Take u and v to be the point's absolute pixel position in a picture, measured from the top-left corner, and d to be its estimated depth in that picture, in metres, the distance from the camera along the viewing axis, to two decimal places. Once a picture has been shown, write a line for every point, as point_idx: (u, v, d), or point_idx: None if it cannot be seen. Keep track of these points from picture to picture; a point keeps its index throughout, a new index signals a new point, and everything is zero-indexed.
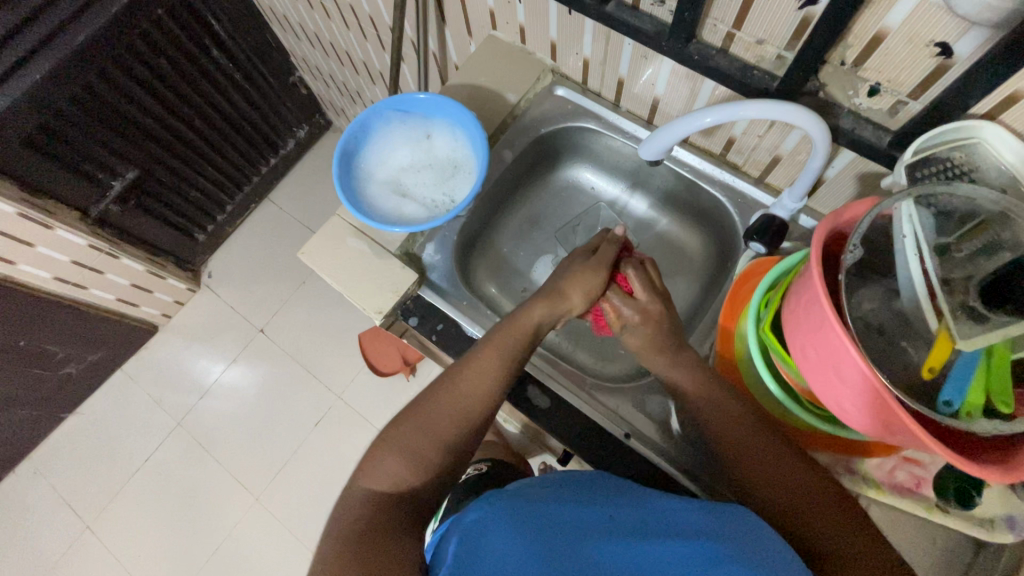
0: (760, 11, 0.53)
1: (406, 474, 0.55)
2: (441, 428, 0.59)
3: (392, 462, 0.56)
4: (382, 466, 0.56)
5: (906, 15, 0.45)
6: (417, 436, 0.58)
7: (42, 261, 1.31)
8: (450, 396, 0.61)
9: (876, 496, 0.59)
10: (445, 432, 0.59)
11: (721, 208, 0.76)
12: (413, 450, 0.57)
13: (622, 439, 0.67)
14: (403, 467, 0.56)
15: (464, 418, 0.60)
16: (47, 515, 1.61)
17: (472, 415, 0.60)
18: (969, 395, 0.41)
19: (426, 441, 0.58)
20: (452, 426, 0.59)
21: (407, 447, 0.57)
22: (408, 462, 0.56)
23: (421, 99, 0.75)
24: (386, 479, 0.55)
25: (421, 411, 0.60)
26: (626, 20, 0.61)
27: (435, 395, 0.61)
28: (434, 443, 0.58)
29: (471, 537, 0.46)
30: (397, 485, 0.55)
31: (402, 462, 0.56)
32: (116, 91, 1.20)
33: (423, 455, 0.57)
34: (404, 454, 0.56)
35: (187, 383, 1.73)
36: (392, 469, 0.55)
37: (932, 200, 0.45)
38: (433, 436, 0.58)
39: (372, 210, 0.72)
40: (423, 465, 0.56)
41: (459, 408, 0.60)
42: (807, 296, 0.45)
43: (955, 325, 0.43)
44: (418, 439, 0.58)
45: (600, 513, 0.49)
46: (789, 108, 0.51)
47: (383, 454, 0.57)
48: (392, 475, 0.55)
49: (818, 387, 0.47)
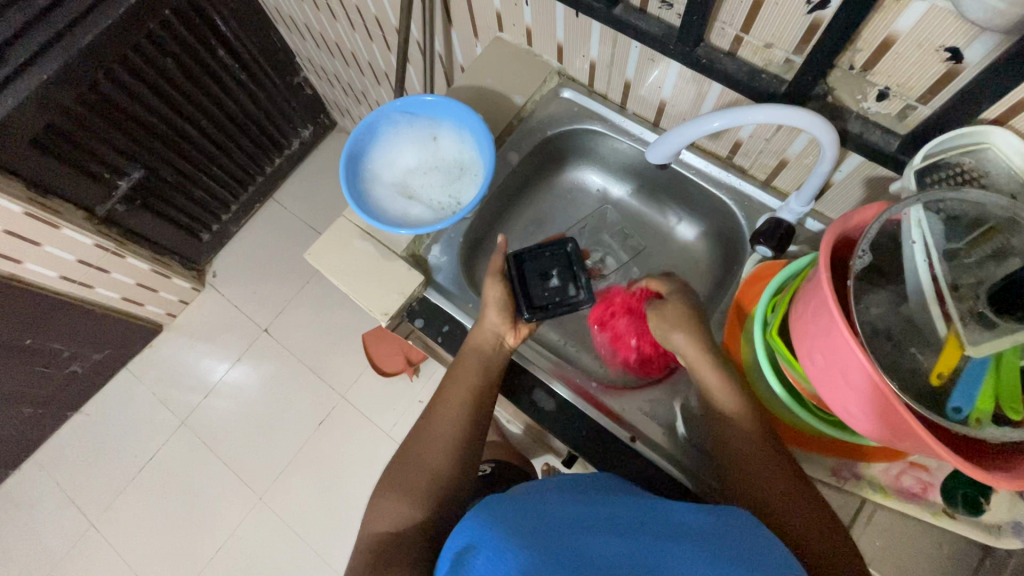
0: (768, 15, 0.53)
1: (404, 508, 0.57)
2: (431, 455, 0.62)
3: (392, 501, 0.58)
4: (383, 508, 0.58)
5: (916, 20, 0.44)
6: (409, 472, 0.60)
7: (49, 260, 1.32)
8: (436, 426, 0.63)
9: (882, 500, 0.59)
10: (435, 462, 0.61)
11: (728, 211, 0.76)
12: (407, 484, 0.59)
13: (627, 442, 0.67)
14: (401, 503, 0.58)
15: (449, 443, 0.62)
16: (51, 512, 1.62)
17: (453, 437, 0.63)
18: (978, 402, 0.41)
19: (417, 475, 0.60)
20: (441, 452, 0.62)
21: (403, 484, 0.59)
22: (406, 498, 0.58)
23: (428, 101, 0.75)
24: (388, 520, 0.57)
25: (412, 449, 0.63)
26: (633, 23, 0.61)
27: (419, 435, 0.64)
28: (424, 474, 0.60)
29: (469, 547, 0.45)
30: (399, 522, 0.56)
31: (400, 500, 0.58)
32: (123, 91, 1.20)
33: (415, 487, 0.59)
34: (400, 491, 0.59)
35: (192, 382, 1.74)
36: (393, 509, 0.57)
37: (941, 204, 0.45)
38: (425, 466, 0.61)
39: (378, 212, 0.72)
40: (417, 496, 0.58)
41: (448, 431, 0.63)
42: (815, 302, 0.45)
43: (964, 331, 0.43)
44: (411, 476, 0.60)
45: (595, 517, 0.48)
46: (798, 113, 0.50)
47: (384, 495, 0.59)
48: (392, 514, 0.57)
49: (826, 393, 0.47)
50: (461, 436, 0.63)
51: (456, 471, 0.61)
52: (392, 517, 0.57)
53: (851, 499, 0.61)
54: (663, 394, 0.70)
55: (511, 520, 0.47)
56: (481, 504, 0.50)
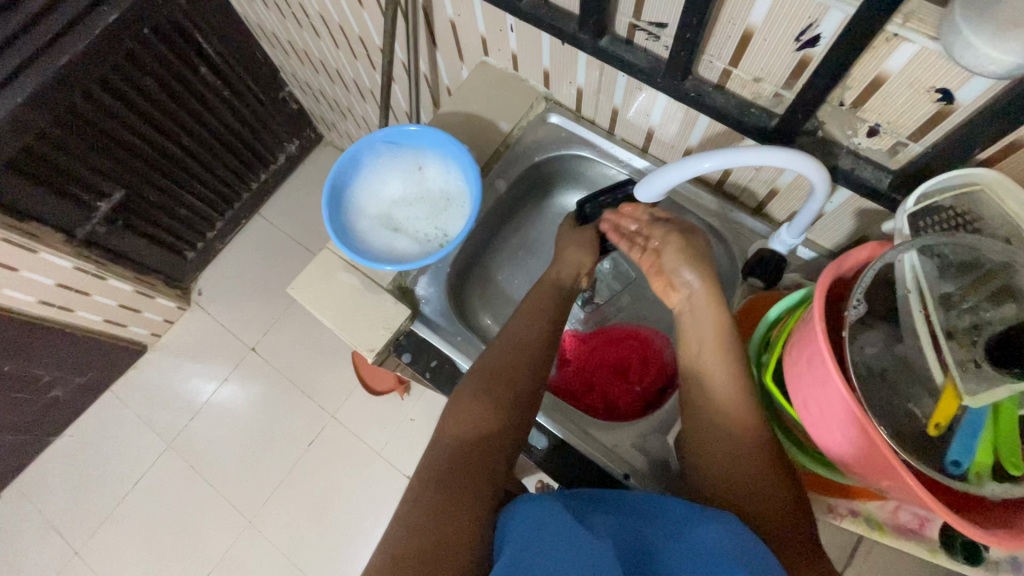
0: (757, 50, 0.52)
1: (483, 419, 0.58)
2: (516, 369, 0.62)
3: (473, 409, 0.58)
4: (459, 413, 0.59)
5: (907, 60, 0.44)
6: (493, 382, 0.60)
7: (27, 285, 1.29)
8: (523, 342, 0.64)
9: (879, 538, 0.58)
10: (520, 381, 0.61)
11: (719, 238, 0.75)
12: (491, 395, 0.59)
13: (620, 480, 0.66)
14: (485, 412, 0.58)
15: (534, 360, 0.63)
16: (33, 540, 1.57)
17: (538, 356, 0.63)
18: (977, 455, 0.40)
19: (506, 388, 0.60)
20: (529, 370, 0.62)
21: (487, 393, 0.60)
22: (490, 408, 0.59)
23: (412, 131, 0.73)
24: (467, 425, 0.58)
25: (491, 361, 0.63)
26: (620, 55, 0.60)
27: (498, 351, 0.63)
28: (510, 388, 0.60)
29: (521, 545, 0.47)
30: (478, 431, 0.57)
31: (485, 408, 0.59)
32: (103, 111, 1.18)
33: (502, 401, 0.59)
34: (484, 399, 0.59)
35: (178, 403, 1.70)
36: (473, 414, 0.58)
37: (935, 250, 0.44)
38: (513, 384, 0.61)
39: (363, 247, 0.70)
40: (501, 412, 0.59)
41: (535, 348, 0.64)
42: (809, 351, 0.44)
43: (961, 380, 0.41)
44: (495, 384, 0.60)
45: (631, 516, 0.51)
46: (789, 154, 0.49)
47: (463, 399, 0.60)
48: (475, 419, 0.58)
49: (821, 440, 0.46)
50: (541, 354, 0.64)
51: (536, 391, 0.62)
52: (476, 420, 0.58)
53: (847, 536, 0.60)
54: (656, 427, 0.68)
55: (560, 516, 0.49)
56: (526, 494, 0.53)
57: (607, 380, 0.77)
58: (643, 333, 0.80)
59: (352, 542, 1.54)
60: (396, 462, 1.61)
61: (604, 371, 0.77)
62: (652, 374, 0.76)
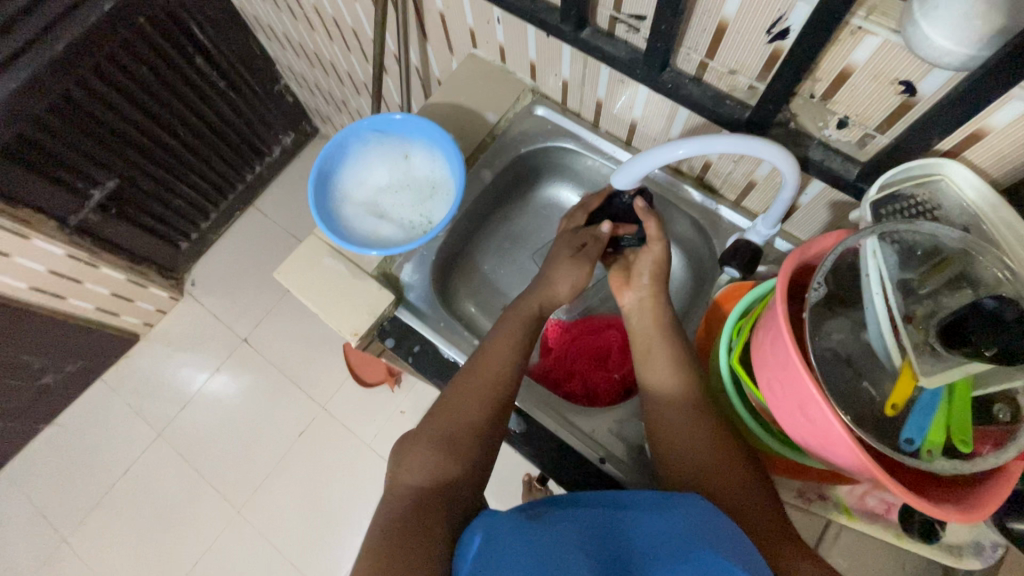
0: (731, 42, 0.53)
1: (442, 464, 0.56)
2: (472, 404, 0.60)
3: (430, 455, 0.56)
4: (417, 460, 0.56)
5: (871, 53, 0.45)
6: (450, 427, 0.59)
7: (18, 271, 1.29)
8: (480, 375, 0.62)
9: (847, 522, 0.60)
10: (479, 422, 0.59)
11: (699, 230, 0.76)
12: (449, 438, 0.58)
13: (597, 464, 0.66)
14: (442, 458, 0.56)
15: (493, 395, 0.61)
16: (23, 527, 1.58)
17: (498, 392, 0.61)
18: (930, 433, 0.42)
19: (459, 428, 0.59)
20: (484, 406, 0.60)
21: (445, 438, 0.58)
22: (447, 454, 0.56)
23: (398, 119, 0.74)
24: (425, 473, 0.55)
25: (449, 402, 0.61)
26: (600, 47, 0.61)
27: (454, 395, 0.62)
28: (468, 430, 0.59)
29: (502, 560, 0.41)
30: (435, 478, 0.55)
31: (440, 453, 0.57)
32: (97, 100, 1.19)
33: (458, 442, 0.58)
34: (440, 445, 0.57)
35: (169, 392, 1.71)
36: (432, 460, 0.56)
37: (895, 236, 0.45)
38: (468, 422, 0.59)
39: (348, 232, 0.72)
40: (459, 457, 0.57)
41: (490, 379, 0.62)
42: (772, 333, 0.45)
43: (917, 362, 0.43)
44: (454, 427, 0.59)
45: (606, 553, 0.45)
46: (760, 143, 0.51)
47: (418, 447, 0.57)
48: (429, 466, 0.55)
49: (785, 420, 0.47)
50: (506, 391, 0.62)
51: (495, 432, 0.60)
52: (429, 467, 0.55)
53: (815, 521, 0.62)
54: (633, 413, 0.69)
55: (517, 533, 0.44)
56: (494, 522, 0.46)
57: (588, 374, 0.77)
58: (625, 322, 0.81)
59: (341, 532, 1.55)
60: (385, 453, 1.62)
61: (586, 364, 0.78)
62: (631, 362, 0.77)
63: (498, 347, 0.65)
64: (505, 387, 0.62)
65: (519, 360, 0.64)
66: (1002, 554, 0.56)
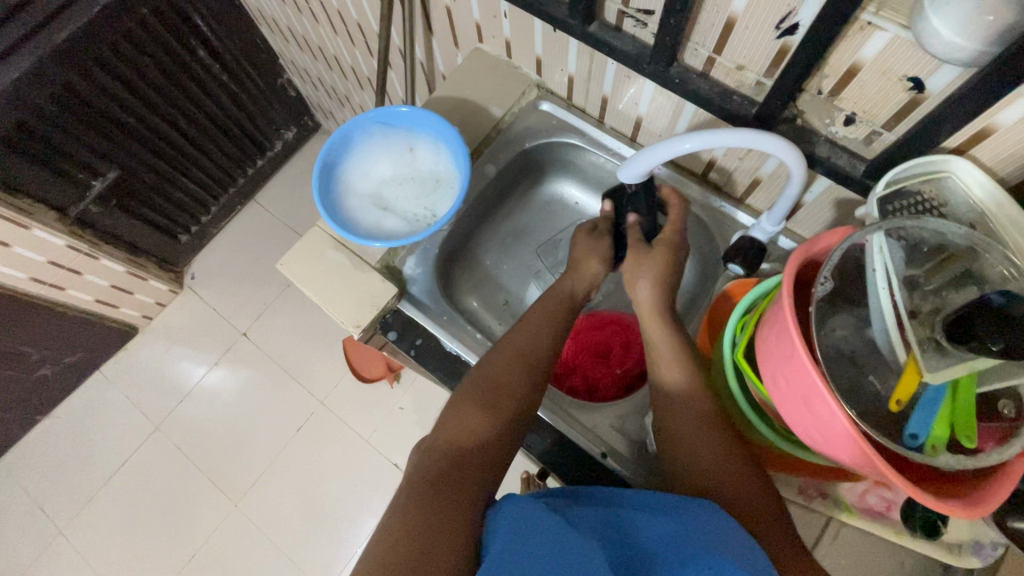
0: (739, 38, 0.54)
1: (479, 425, 0.56)
2: (509, 371, 0.61)
3: (469, 415, 0.57)
4: (458, 419, 0.57)
5: (880, 49, 0.45)
6: (487, 390, 0.59)
7: (18, 261, 1.28)
8: (517, 346, 0.63)
9: (847, 519, 0.60)
10: (522, 390, 0.60)
11: (703, 228, 0.76)
12: (490, 402, 0.58)
13: (598, 459, 0.66)
14: (480, 419, 0.57)
15: (530, 364, 0.62)
16: (19, 518, 1.57)
17: (534, 361, 0.62)
18: (934, 428, 0.42)
19: (498, 391, 0.59)
20: (523, 373, 0.61)
21: (485, 401, 0.58)
22: (488, 416, 0.57)
23: (403, 112, 0.74)
24: (462, 432, 0.55)
25: (488, 367, 0.62)
26: (608, 41, 0.61)
27: (495, 363, 0.62)
28: (511, 397, 0.59)
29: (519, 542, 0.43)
30: (474, 438, 0.55)
31: (479, 414, 0.57)
32: (99, 91, 1.19)
33: (498, 405, 0.58)
34: (482, 407, 0.57)
35: (168, 385, 1.71)
36: (469, 420, 0.56)
37: (901, 232, 0.46)
38: (506, 387, 0.60)
39: (351, 223, 0.71)
40: (499, 421, 0.57)
41: (525, 350, 0.63)
42: (778, 327, 0.45)
43: (922, 358, 0.43)
44: (495, 392, 0.59)
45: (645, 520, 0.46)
46: (766, 138, 0.51)
47: (458, 407, 0.58)
48: (467, 425, 0.56)
49: (790, 416, 0.47)
50: (542, 361, 0.63)
51: (534, 399, 0.60)
52: (469, 426, 0.56)
53: (815, 518, 0.62)
54: (634, 409, 0.69)
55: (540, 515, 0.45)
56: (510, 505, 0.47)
57: (589, 370, 0.77)
58: (627, 320, 0.81)
59: (339, 527, 1.55)
60: (383, 449, 1.62)
61: (589, 361, 0.78)
62: (633, 359, 0.77)
63: (538, 323, 0.66)
64: (540, 356, 0.63)
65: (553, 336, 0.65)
66: (1002, 553, 0.56)
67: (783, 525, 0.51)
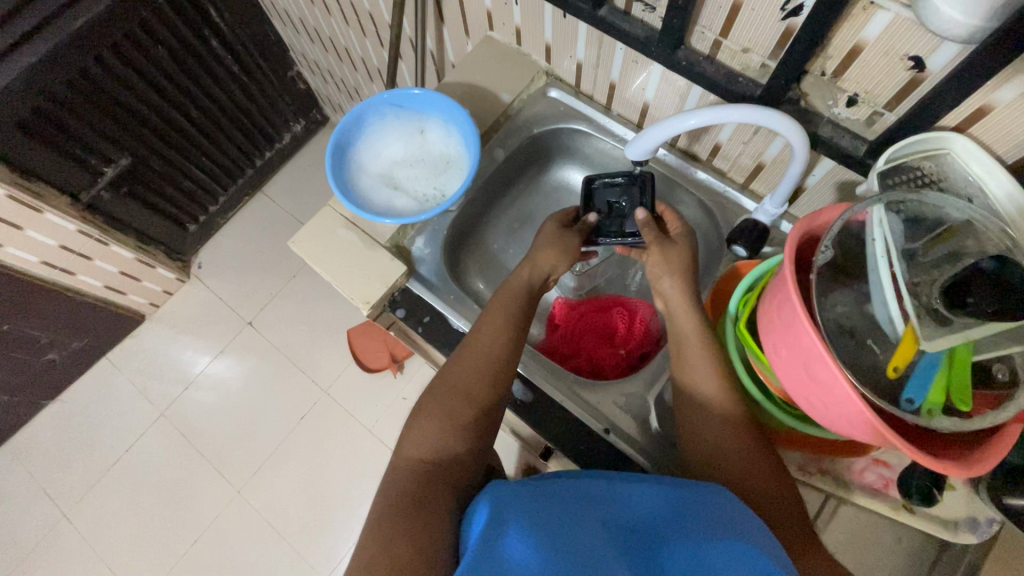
0: (745, 21, 0.55)
1: (445, 437, 0.57)
2: (471, 378, 0.61)
3: (432, 428, 0.57)
4: (418, 436, 0.57)
5: (882, 29, 0.47)
6: (450, 399, 0.59)
7: (30, 244, 1.30)
8: (478, 350, 0.63)
9: (845, 494, 0.61)
10: (476, 393, 0.60)
11: (707, 212, 0.78)
12: (450, 411, 0.59)
13: (602, 434, 0.68)
14: (444, 430, 0.57)
15: (493, 369, 0.62)
16: (23, 501, 1.59)
17: (495, 367, 0.62)
18: (930, 394, 0.43)
19: (460, 401, 0.59)
20: (484, 380, 0.61)
21: (446, 410, 0.59)
22: (449, 427, 0.57)
23: (415, 94, 0.76)
24: (428, 446, 0.56)
25: (449, 375, 0.62)
26: (617, 25, 0.63)
27: (452, 370, 0.62)
28: (466, 402, 0.59)
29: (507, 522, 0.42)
30: (438, 452, 0.56)
31: (443, 426, 0.58)
32: (114, 77, 1.21)
33: (460, 414, 0.59)
34: (443, 419, 0.58)
35: (173, 373, 1.72)
36: (434, 434, 0.57)
37: (901, 206, 0.47)
38: (468, 395, 0.60)
39: (363, 201, 0.73)
40: (460, 429, 0.58)
41: (486, 354, 0.63)
42: (779, 297, 0.47)
43: (919, 326, 0.44)
44: (453, 401, 0.59)
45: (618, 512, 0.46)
46: (769, 115, 0.52)
47: (421, 421, 0.59)
48: (432, 439, 0.57)
49: (791, 384, 0.48)
50: (504, 364, 0.63)
51: (498, 403, 0.61)
52: (431, 441, 0.56)
53: (815, 495, 0.63)
54: (637, 387, 0.71)
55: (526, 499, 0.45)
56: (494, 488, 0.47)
57: (594, 353, 0.78)
58: (632, 302, 0.82)
59: (340, 516, 1.55)
60: (385, 439, 1.63)
61: (596, 345, 0.79)
62: (637, 340, 0.78)
63: (500, 323, 0.65)
64: (502, 360, 0.63)
65: (514, 337, 0.65)
66: (997, 529, 0.56)
67: (788, 504, 0.52)
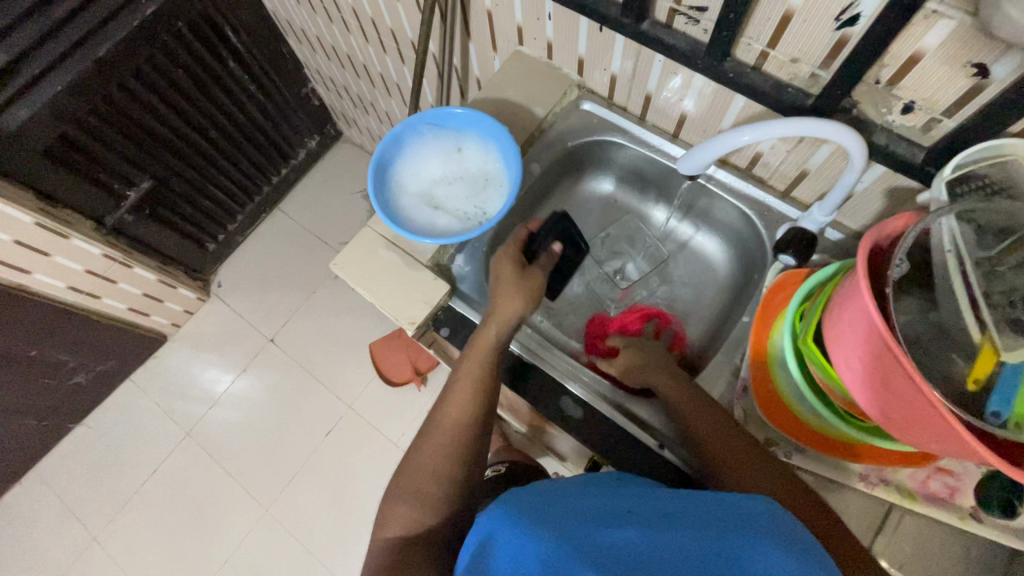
0: (796, 32, 0.55)
1: (418, 515, 0.58)
2: (441, 449, 0.61)
3: (406, 508, 0.58)
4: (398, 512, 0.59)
5: (945, 37, 0.46)
6: (418, 479, 0.60)
7: (57, 271, 1.31)
8: (444, 420, 0.63)
9: (909, 505, 0.60)
10: (445, 465, 0.61)
11: (748, 220, 0.77)
12: (436, 473, 0.60)
13: (656, 449, 0.67)
14: (413, 510, 0.58)
15: (461, 432, 0.62)
16: (52, 524, 1.59)
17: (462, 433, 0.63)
18: (1018, 406, 0.41)
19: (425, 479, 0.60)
20: (452, 443, 0.62)
21: (415, 490, 0.59)
22: (438, 489, 0.59)
23: (456, 113, 0.76)
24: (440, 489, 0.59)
25: (424, 449, 0.62)
26: (660, 38, 0.62)
27: (426, 438, 0.63)
28: (433, 476, 0.60)
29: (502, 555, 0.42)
30: (410, 528, 0.57)
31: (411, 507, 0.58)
32: (134, 101, 1.21)
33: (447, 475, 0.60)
34: (438, 477, 0.60)
35: (196, 392, 1.73)
36: (406, 514, 0.58)
37: (972, 215, 0.48)
38: (435, 468, 0.60)
39: (406, 221, 0.73)
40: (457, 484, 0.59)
41: (454, 420, 0.63)
42: (851, 309, 0.46)
43: (1000, 337, 0.44)
44: (421, 481, 0.60)
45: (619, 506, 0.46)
46: (825, 124, 0.52)
47: (414, 480, 0.60)
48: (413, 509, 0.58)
49: (865, 396, 0.47)
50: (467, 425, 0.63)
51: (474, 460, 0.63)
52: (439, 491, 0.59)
53: (876, 506, 0.62)
54: None
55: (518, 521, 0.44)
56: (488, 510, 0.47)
57: None
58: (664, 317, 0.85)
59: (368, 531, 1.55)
60: None
61: None
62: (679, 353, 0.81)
63: (460, 383, 0.65)
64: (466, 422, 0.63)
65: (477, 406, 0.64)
66: None
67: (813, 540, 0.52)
